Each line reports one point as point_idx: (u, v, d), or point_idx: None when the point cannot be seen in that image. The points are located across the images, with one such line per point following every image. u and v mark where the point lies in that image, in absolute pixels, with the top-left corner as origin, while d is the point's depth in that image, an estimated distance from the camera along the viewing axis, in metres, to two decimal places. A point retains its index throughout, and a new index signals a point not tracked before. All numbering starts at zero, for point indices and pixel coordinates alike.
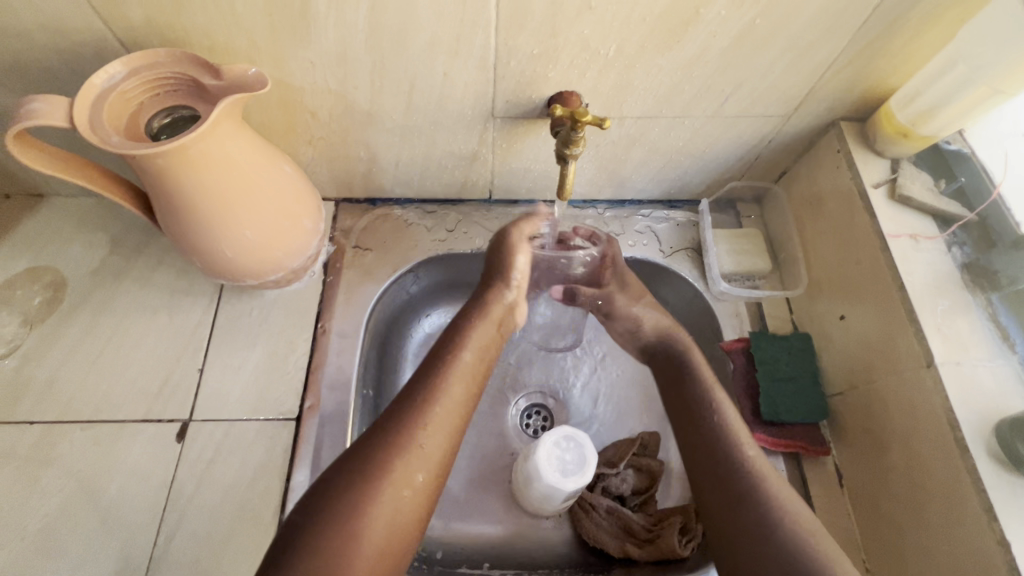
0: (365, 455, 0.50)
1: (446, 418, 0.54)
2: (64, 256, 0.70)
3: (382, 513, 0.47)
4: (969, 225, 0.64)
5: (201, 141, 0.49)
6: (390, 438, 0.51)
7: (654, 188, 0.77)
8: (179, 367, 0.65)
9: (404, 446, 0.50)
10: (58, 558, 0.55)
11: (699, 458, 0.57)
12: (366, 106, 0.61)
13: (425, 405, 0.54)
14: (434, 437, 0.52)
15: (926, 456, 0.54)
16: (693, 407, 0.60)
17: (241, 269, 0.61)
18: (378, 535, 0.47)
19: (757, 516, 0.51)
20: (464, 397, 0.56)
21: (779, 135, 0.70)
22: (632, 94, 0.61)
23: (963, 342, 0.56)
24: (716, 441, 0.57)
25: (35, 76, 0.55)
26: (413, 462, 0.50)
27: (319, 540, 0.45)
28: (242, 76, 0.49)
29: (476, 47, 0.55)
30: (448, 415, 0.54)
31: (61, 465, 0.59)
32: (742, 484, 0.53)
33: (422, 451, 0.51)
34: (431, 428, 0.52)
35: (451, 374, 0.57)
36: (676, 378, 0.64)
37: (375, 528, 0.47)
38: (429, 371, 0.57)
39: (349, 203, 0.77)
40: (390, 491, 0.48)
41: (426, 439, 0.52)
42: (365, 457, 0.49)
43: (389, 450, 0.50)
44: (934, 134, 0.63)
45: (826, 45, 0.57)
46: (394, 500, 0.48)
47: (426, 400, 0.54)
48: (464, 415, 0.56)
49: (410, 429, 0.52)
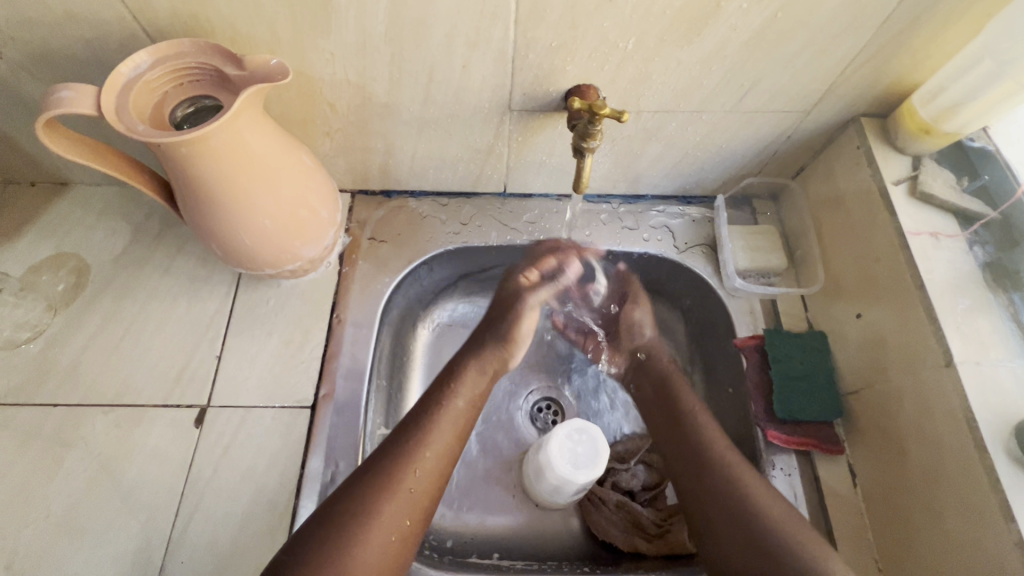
0: (359, 490, 0.51)
1: (433, 462, 0.55)
2: (87, 243, 0.72)
3: (365, 553, 0.48)
4: (991, 224, 0.63)
5: (223, 131, 0.49)
6: (382, 478, 0.52)
7: (668, 184, 0.77)
8: (197, 354, 0.66)
9: (390, 489, 0.52)
10: (81, 536, 0.56)
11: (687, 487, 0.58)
12: (384, 98, 0.61)
13: (417, 445, 0.55)
14: (423, 479, 0.54)
15: (937, 462, 0.55)
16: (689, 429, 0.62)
17: (258, 257, 0.62)
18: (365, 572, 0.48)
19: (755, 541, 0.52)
20: (452, 441, 0.57)
21: (798, 130, 0.69)
22: (650, 88, 0.61)
23: (983, 342, 0.55)
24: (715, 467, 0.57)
25: (63, 66, 0.56)
26: (399, 505, 0.51)
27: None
28: (264, 66, 0.50)
29: (495, 40, 0.55)
30: (438, 458, 0.55)
31: (83, 447, 0.60)
32: (740, 516, 0.54)
33: (411, 496, 0.52)
34: (421, 474, 0.54)
35: (445, 419, 0.58)
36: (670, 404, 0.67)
37: (362, 564, 0.48)
38: (423, 422, 0.57)
39: (365, 194, 0.78)
40: (378, 536, 0.49)
41: (416, 484, 0.53)
42: (359, 493, 0.51)
43: (382, 490, 0.51)
44: (957, 131, 0.62)
45: (848, 41, 0.56)
46: (384, 538, 0.50)
47: (420, 440, 0.55)
48: (447, 464, 0.56)
49: (396, 468, 0.53)
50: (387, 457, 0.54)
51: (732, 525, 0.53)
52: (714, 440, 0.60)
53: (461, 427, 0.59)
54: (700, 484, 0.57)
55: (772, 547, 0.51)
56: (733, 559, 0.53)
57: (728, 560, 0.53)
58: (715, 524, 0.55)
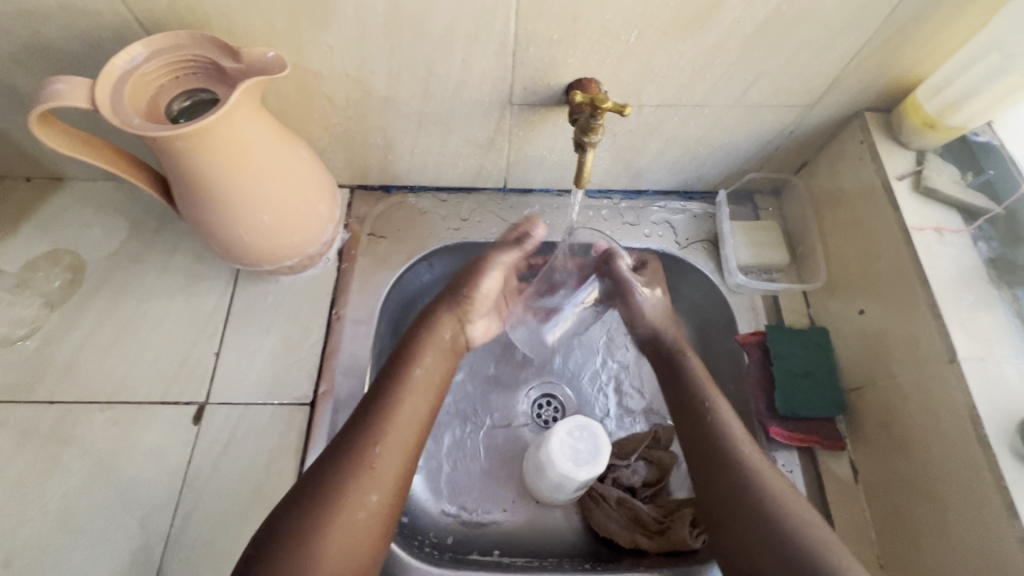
0: (326, 471, 0.50)
1: (399, 437, 0.53)
2: (84, 239, 0.71)
3: (335, 535, 0.47)
4: (995, 219, 0.63)
5: (220, 125, 0.49)
6: (348, 456, 0.51)
7: (670, 179, 0.76)
8: (195, 351, 0.65)
9: (355, 466, 0.50)
10: (79, 534, 0.56)
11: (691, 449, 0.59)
12: (384, 92, 0.60)
13: (379, 422, 0.53)
14: (389, 455, 0.52)
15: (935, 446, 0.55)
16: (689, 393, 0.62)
17: (257, 253, 0.61)
18: (338, 554, 0.47)
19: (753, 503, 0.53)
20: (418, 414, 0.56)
21: (801, 125, 0.68)
22: (652, 81, 0.60)
23: (987, 338, 0.55)
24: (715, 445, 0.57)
25: (57, 59, 0.55)
26: (366, 482, 0.50)
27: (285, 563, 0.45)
28: (262, 59, 0.49)
29: (495, 32, 0.54)
30: (404, 434, 0.53)
31: (81, 445, 0.60)
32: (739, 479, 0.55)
33: (376, 471, 0.51)
34: (386, 448, 0.52)
35: (408, 391, 0.56)
36: (672, 375, 0.66)
37: (333, 546, 0.47)
38: (384, 395, 0.55)
39: (364, 189, 0.77)
40: (344, 518, 0.48)
41: (383, 459, 0.51)
42: (326, 474, 0.50)
43: (347, 470, 0.50)
44: (962, 125, 0.62)
45: (853, 34, 0.55)
46: (354, 518, 0.48)
47: (384, 417, 0.53)
48: (414, 439, 0.54)
49: (364, 448, 0.51)
50: (355, 434, 0.52)
51: (732, 488, 0.55)
52: (719, 406, 0.60)
53: (427, 401, 0.57)
54: (704, 449, 0.58)
55: (769, 509, 0.52)
56: (734, 522, 0.53)
57: (724, 523, 0.54)
58: (718, 487, 0.56)
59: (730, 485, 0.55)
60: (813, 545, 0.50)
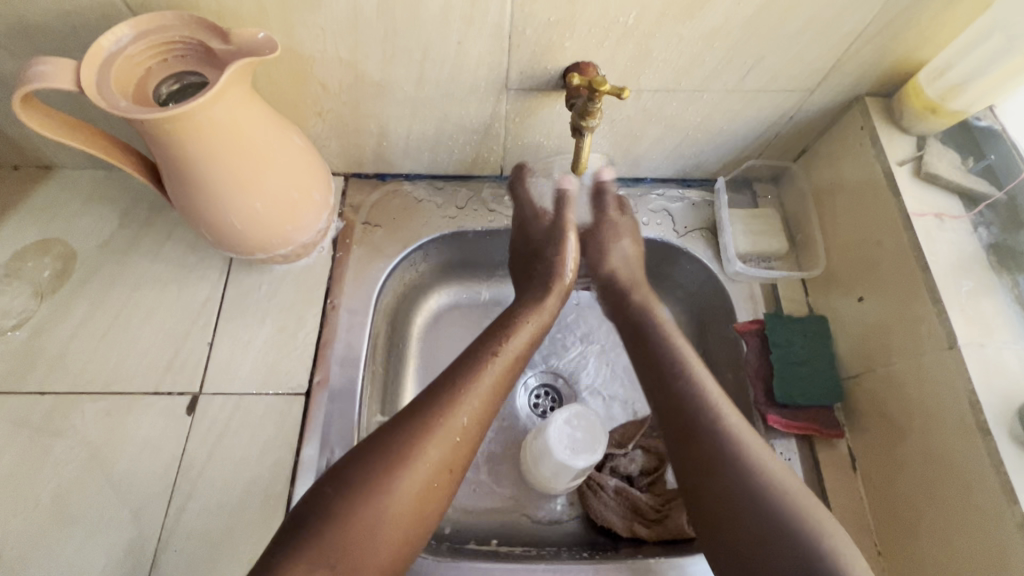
0: (403, 426, 0.51)
1: (482, 400, 0.55)
2: (73, 229, 0.70)
3: (403, 493, 0.48)
4: (996, 205, 0.62)
5: (210, 107, 0.48)
6: (428, 417, 0.52)
7: (668, 166, 0.76)
8: (188, 341, 0.64)
9: (435, 429, 0.51)
10: (72, 526, 0.55)
11: (678, 435, 0.56)
12: (377, 76, 0.59)
13: (463, 386, 0.54)
14: (470, 419, 0.53)
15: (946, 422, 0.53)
16: (668, 376, 0.59)
17: (249, 241, 0.60)
18: (407, 511, 0.48)
19: (741, 477, 0.51)
20: (498, 385, 0.57)
21: (801, 111, 0.68)
22: (651, 65, 0.59)
23: (987, 325, 0.55)
24: (713, 440, 0.53)
25: (41, 41, 0.54)
26: (443, 448, 0.51)
27: (349, 511, 0.46)
28: (252, 40, 0.48)
29: (491, 14, 0.53)
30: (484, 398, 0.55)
31: (73, 436, 0.59)
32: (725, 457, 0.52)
33: (460, 432, 0.52)
34: (470, 414, 0.53)
35: (498, 360, 0.58)
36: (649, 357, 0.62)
37: (398, 504, 0.48)
38: (467, 366, 0.56)
39: (359, 177, 0.76)
40: (425, 472, 0.49)
41: (463, 428, 0.52)
42: (403, 427, 0.51)
43: (425, 429, 0.51)
44: (963, 109, 0.61)
45: (855, 15, 0.55)
46: (425, 482, 0.49)
47: (466, 382, 0.55)
48: (488, 412, 0.55)
49: (437, 407, 0.52)
50: (436, 397, 0.53)
51: (716, 465, 0.52)
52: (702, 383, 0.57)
53: (510, 370, 0.59)
54: (687, 430, 0.55)
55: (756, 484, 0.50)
56: (721, 501, 0.51)
57: (711, 505, 0.51)
58: (705, 467, 0.53)
59: (728, 477, 0.51)
60: (809, 529, 0.47)
